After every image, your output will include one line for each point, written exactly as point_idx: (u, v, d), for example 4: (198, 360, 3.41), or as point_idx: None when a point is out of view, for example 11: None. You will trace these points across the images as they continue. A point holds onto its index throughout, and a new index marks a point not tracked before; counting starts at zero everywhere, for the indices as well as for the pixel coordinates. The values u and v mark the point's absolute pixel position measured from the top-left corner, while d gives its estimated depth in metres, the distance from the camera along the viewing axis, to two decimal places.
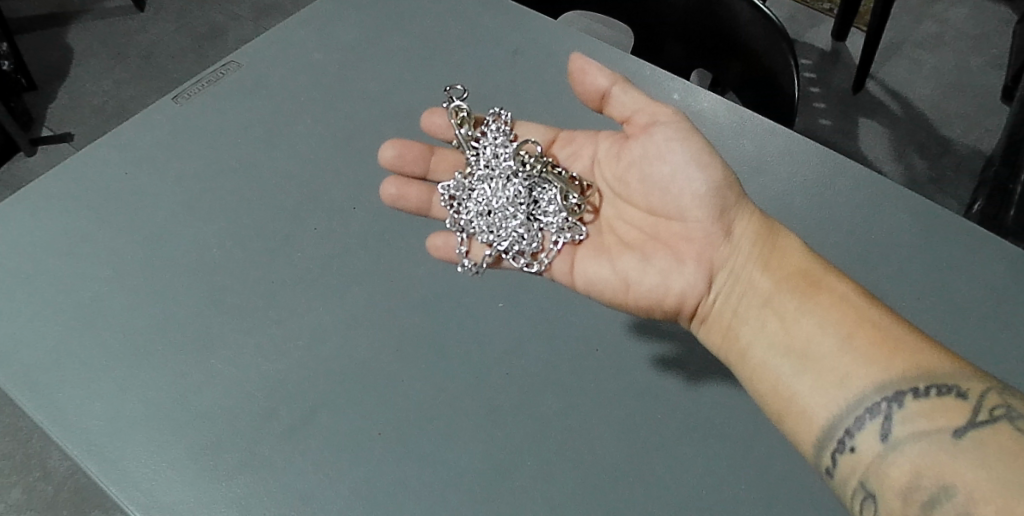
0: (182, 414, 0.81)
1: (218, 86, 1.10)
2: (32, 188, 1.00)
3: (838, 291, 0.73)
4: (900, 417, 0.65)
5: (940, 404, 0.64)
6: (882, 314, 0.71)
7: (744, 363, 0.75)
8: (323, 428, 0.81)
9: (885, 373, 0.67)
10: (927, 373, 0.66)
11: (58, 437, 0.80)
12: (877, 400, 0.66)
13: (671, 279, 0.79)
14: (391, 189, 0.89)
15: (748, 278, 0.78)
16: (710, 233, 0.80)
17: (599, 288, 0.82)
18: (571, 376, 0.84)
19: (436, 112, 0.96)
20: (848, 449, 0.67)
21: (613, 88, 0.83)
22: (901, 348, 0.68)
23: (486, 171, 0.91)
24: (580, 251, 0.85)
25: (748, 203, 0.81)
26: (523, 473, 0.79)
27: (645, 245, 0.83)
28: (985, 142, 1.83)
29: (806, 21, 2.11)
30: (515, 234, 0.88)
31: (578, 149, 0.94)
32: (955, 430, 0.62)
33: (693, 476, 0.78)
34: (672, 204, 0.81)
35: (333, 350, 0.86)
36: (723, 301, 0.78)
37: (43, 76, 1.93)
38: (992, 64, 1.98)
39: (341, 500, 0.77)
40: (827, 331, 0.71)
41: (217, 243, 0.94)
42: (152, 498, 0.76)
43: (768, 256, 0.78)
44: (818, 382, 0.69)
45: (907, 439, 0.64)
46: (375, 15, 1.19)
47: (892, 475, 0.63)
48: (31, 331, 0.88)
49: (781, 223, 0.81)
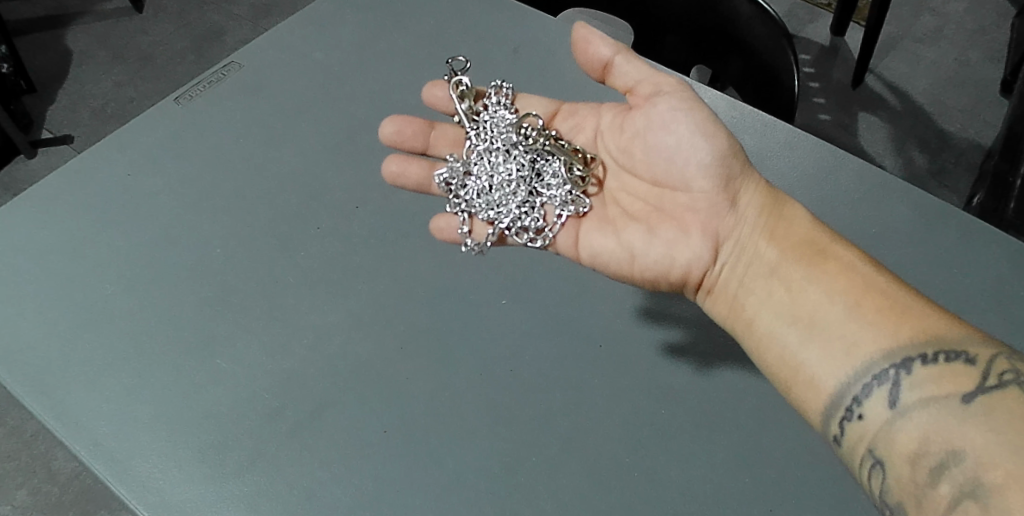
0: (189, 414, 0.82)
1: (218, 87, 1.10)
2: (34, 191, 1.00)
3: (845, 259, 0.74)
4: (908, 383, 0.65)
5: (949, 369, 0.64)
6: (889, 281, 0.71)
7: (751, 332, 0.76)
8: (329, 426, 0.81)
9: (893, 339, 0.67)
10: (934, 338, 0.66)
11: (65, 438, 0.80)
12: (885, 367, 0.67)
13: (677, 249, 0.80)
14: (392, 166, 0.90)
15: (754, 248, 0.79)
16: (716, 203, 0.80)
17: (605, 260, 0.82)
18: (576, 372, 0.85)
19: (437, 86, 0.97)
20: (856, 417, 0.67)
21: (616, 58, 0.84)
22: (909, 313, 0.68)
23: (487, 145, 0.92)
24: (584, 224, 0.85)
25: (753, 174, 0.82)
26: (530, 469, 0.79)
27: (650, 217, 0.83)
28: (985, 135, 1.83)
29: (804, 17, 2.11)
30: (519, 211, 0.88)
31: (580, 121, 0.94)
32: (964, 395, 0.62)
33: (699, 469, 0.79)
34: (677, 175, 0.81)
35: (338, 348, 0.86)
36: (729, 271, 0.79)
37: (42, 78, 1.93)
38: (991, 57, 1.98)
39: (348, 497, 0.77)
40: (833, 297, 0.72)
41: (220, 243, 0.94)
42: (161, 497, 0.77)
43: (773, 226, 0.79)
44: (826, 349, 0.70)
45: (916, 406, 0.64)
46: (375, 14, 1.19)
47: (901, 441, 0.63)
48: (36, 333, 0.88)
49: (786, 194, 0.82)
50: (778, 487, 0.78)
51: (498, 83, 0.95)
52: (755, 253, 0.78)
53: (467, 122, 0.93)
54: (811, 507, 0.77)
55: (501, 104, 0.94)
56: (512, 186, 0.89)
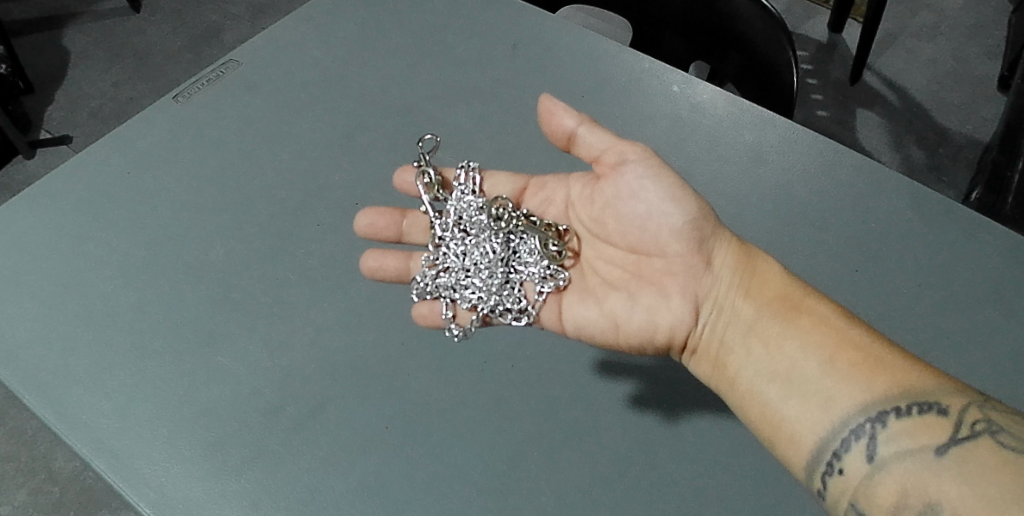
0: (190, 411, 0.82)
1: (217, 85, 1.10)
2: (34, 189, 1.00)
3: (818, 314, 0.74)
4: (884, 437, 0.65)
5: (922, 422, 0.64)
6: (861, 334, 0.71)
7: (733, 393, 0.75)
8: (331, 422, 0.81)
9: (867, 393, 0.67)
10: (907, 392, 0.66)
11: (67, 436, 0.80)
12: (861, 421, 0.67)
13: (658, 315, 0.79)
14: (370, 261, 0.86)
15: (731, 309, 0.77)
16: (690, 265, 0.79)
17: (589, 331, 0.81)
18: (575, 368, 0.85)
19: (406, 170, 0.92)
20: (836, 472, 0.67)
21: (580, 128, 0.81)
22: (882, 370, 0.68)
23: (460, 233, 0.88)
24: (566, 296, 0.83)
25: (725, 231, 0.80)
26: (531, 464, 0.79)
27: (629, 283, 0.81)
28: (982, 130, 1.83)
29: (802, 13, 2.11)
30: (498, 292, 0.84)
31: (551, 195, 0.91)
32: (938, 447, 0.63)
33: (700, 464, 0.79)
34: (650, 240, 0.80)
35: (339, 344, 0.86)
36: (710, 333, 0.78)
37: (40, 79, 1.93)
38: (988, 53, 1.98)
39: (350, 493, 0.77)
40: (808, 355, 0.71)
41: (220, 241, 0.94)
42: (163, 495, 0.77)
43: (748, 284, 0.78)
44: (805, 406, 0.70)
45: (892, 459, 0.64)
46: (374, 11, 1.19)
47: (879, 495, 0.64)
48: (37, 331, 0.88)
49: (757, 247, 0.81)
50: (778, 482, 0.78)
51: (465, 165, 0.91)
52: (731, 313, 0.77)
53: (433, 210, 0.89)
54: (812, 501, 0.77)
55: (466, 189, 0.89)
56: (487, 269, 0.86)
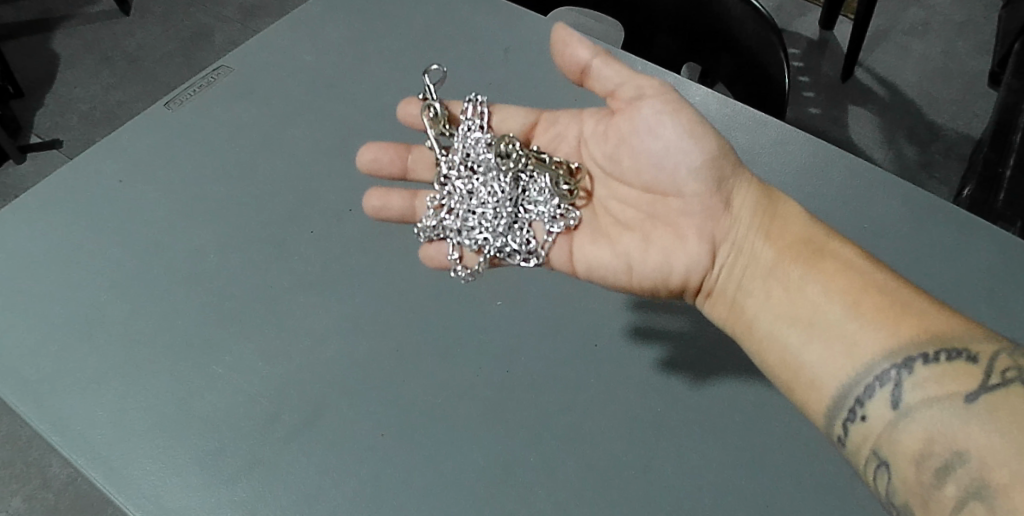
0: (186, 421, 0.81)
1: (209, 91, 1.10)
2: (26, 198, 0.99)
3: (842, 258, 0.75)
4: (911, 384, 0.66)
5: (950, 368, 0.65)
6: (886, 279, 0.72)
7: (751, 336, 0.77)
8: (327, 430, 0.81)
9: (893, 338, 0.68)
10: (935, 337, 0.67)
11: (62, 447, 0.80)
12: (886, 367, 0.67)
13: (674, 257, 0.80)
14: (373, 200, 0.87)
15: (749, 250, 0.79)
16: (709, 206, 0.80)
17: (602, 273, 0.82)
18: (572, 373, 0.85)
19: (411, 103, 0.94)
20: (858, 419, 0.68)
21: (595, 61, 0.83)
22: (904, 312, 0.69)
23: (467, 171, 0.87)
24: (577, 238, 0.84)
25: (744, 172, 0.82)
26: (528, 470, 0.79)
27: (644, 225, 0.82)
28: (973, 127, 1.84)
29: (793, 11, 2.11)
30: (506, 232, 0.84)
31: (563, 130, 0.92)
32: (967, 394, 0.63)
33: (696, 468, 0.79)
34: (669, 182, 0.81)
35: (333, 352, 0.86)
36: (725, 276, 0.80)
37: (30, 83, 1.92)
38: (979, 50, 1.99)
39: (347, 500, 0.77)
40: (831, 298, 0.72)
41: (214, 248, 0.94)
42: (161, 506, 0.76)
43: (768, 226, 0.80)
44: (826, 350, 0.71)
45: (918, 406, 0.65)
46: (365, 15, 1.19)
47: (906, 443, 0.64)
48: (30, 342, 0.88)
49: (778, 191, 0.82)
50: (776, 483, 0.79)
51: (473, 97, 0.91)
52: (751, 253, 0.79)
53: (438, 147, 0.89)
54: (807, 504, 0.77)
55: (472, 126, 0.89)
56: (494, 208, 0.85)
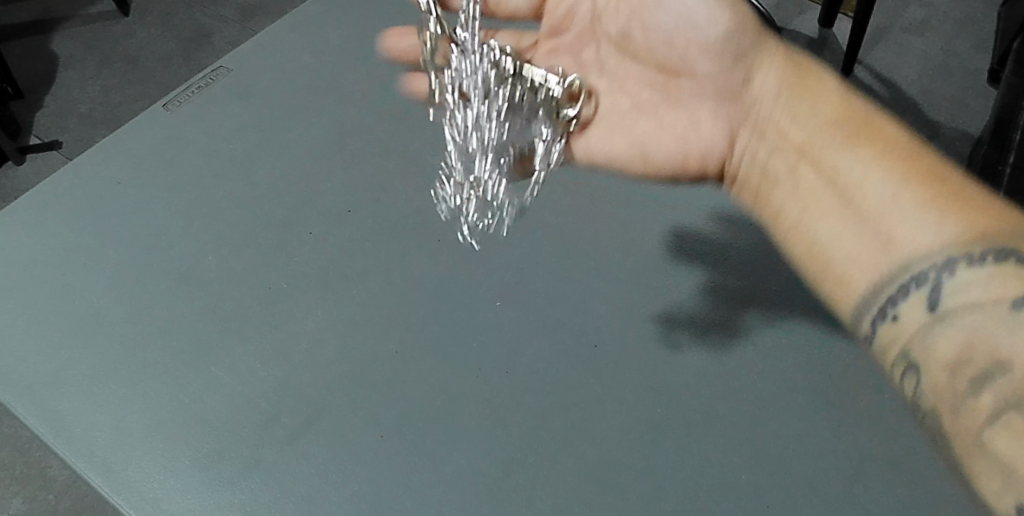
0: (185, 422, 0.81)
1: (207, 93, 1.10)
2: (25, 201, 0.99)
3: (891, 137, 0.65)
4: (951, 287, 0.55)
5: (1003, 273, 0.52)
6: (942, 164, 0.60)
7: (777, 224, 0.71)
8: (326, 431, 0.80)
9: (941, 230, 0.57)
10: (981, 235, 0.54)
11: (60, 449, 0.80)
12: (924, 267, 0.57)
13: (689, 139, 0.79)
14: None
15: (776, 131, 0.74)
16: (726, 82, 0.79)
17: (608, 159, 0.83)
18: (573, 374, 0.84)
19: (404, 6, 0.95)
20: (891, 318, 0.59)
21: None
22: (972, 203, 0.57)
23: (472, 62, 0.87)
24: (589, 128, 0.85)
25: (773, 48, 0.77)
26: (528, 469, 0.78)
27: (658, 107, 0.82)
28: (973, 125, 1.84)
29: (792, 10, 2.11)
30: (521, 127, 0.85)
31: (576, 8, 0.93)
32: (1015, 302, 0.51)
33: (698, 468, 0.78)
34: (680, 58, 0.81)
35: (332, 353, 0.85)
36: (745, 160, 0.77)
37: (30, 84, 1.92)
38: (978, 48, 1.99)
39: (345, 501, 0.76)
40: (871, 177, 0.63)
41: (213, 250, 0.94)
42: (159, 508, 0.76)
43: (801, 108, 0.72)
44: (861, 236, 0.62)
45: (955, 312, 0.54)
46: (364, 16, 1.19)
47: (938, 347, 0.54)
48: (29, 344, 0.87)
49: (824, 66, 0.74)
50: (781, 484, 0.77)
51: None
52: (778, 140, 0.73)
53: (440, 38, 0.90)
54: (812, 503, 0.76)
55: (477, 39, 0.87)
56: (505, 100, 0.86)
